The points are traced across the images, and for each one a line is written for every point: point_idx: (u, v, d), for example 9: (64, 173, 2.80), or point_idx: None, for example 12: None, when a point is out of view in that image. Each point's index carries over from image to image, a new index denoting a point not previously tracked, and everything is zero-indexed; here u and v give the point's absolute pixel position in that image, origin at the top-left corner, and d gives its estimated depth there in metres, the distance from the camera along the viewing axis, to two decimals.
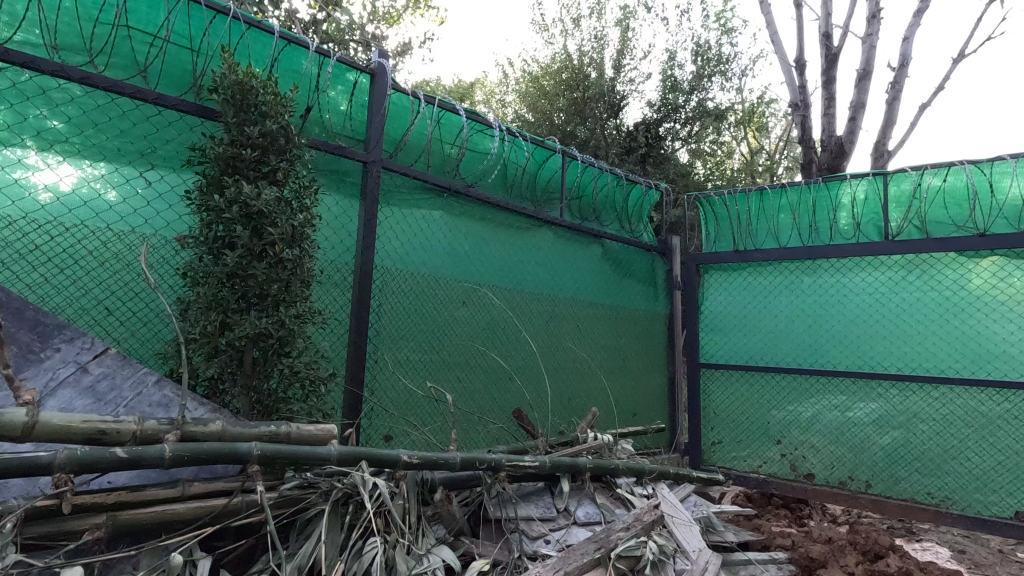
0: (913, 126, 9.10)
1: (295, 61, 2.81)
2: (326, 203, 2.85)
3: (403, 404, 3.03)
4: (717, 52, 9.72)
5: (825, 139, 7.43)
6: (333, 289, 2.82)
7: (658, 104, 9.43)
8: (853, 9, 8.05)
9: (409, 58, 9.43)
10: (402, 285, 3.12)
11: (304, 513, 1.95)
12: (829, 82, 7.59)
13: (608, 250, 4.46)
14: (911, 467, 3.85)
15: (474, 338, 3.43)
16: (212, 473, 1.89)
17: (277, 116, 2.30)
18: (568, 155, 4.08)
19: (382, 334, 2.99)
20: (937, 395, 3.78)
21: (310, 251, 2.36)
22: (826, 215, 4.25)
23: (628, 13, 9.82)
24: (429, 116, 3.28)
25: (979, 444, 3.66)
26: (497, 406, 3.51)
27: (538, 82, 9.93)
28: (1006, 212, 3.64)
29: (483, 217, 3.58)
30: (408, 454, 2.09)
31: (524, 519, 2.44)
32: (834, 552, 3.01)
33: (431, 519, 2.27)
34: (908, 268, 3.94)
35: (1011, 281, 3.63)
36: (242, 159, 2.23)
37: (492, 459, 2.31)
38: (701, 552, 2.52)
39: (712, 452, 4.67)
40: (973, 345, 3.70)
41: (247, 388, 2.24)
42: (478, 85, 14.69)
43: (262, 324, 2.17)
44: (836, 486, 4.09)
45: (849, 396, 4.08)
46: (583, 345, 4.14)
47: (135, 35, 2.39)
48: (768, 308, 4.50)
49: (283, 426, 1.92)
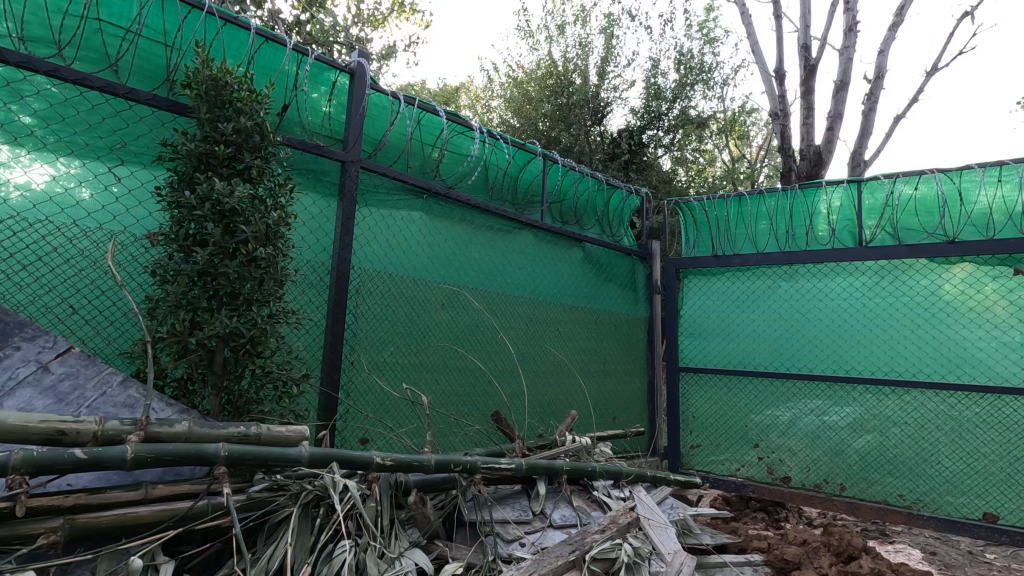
0: (887, 136, 9.35)
1: (272, 59, 2.78)
2: (302, 202, 2.82)
3: (379, 407, 3.00)
4: (699, 61, 9.90)
5: (804, 148, 7.56)
6: (308, 290, 2.78)
7: (642, 112, 9.52)
8: (830, 22, 8.26)
9: (394, 61, 9.40)
10: (380, 286, 3.08)
11: (273, 515, 1.91)
12: (807, 92, 7.74)
13: (589, 254, 4.49)
14: (884, 470, 3.92)
15: (454, 341, 3.41)
16: (178, 475, 1.84)
17: (252, 113, 2.26)
18: (549, 158, 4.10)
19: (358, 336, 2.95)
20: (909, 399, 3.85)
21: (284, 250, 2.32)
22: (803, 221, 4.35)
23: (612, 21, 9.94)
24: (409, 116, 3.27)
25: (949, 447, 3.73)
26: (476, 409, 3.50)
27: (523, 87, 9.98)
28: (975, 219, 3.73)
29: (463, 218, 3.57)
30: (381, 456, 2.07)
31: (499, 522, 2.42)
32: (809, 554, 3.03)
33: (405, 522, 2.23)
34: (882, 273, 4.01)
35: (980, 287, 3.71)
36: (215, 155, 2.19)
37: (467, 462, 2.30)
38: (676, 554, 2.53)
39: (691, 455, 4.70)
40: (944, 350, 3.78)
41: (218, 389, 2.20)
42: (463, 90, 14.75)
43: (233, 323, 2.12)
44: (812, 489, 4.14)
45: (824, 400, 4.14)
46: (563, 348, 4.15)
47: (106, 28, 2.35)
48: (745, 312, 4.55)
49: (253, 427, 1.88)
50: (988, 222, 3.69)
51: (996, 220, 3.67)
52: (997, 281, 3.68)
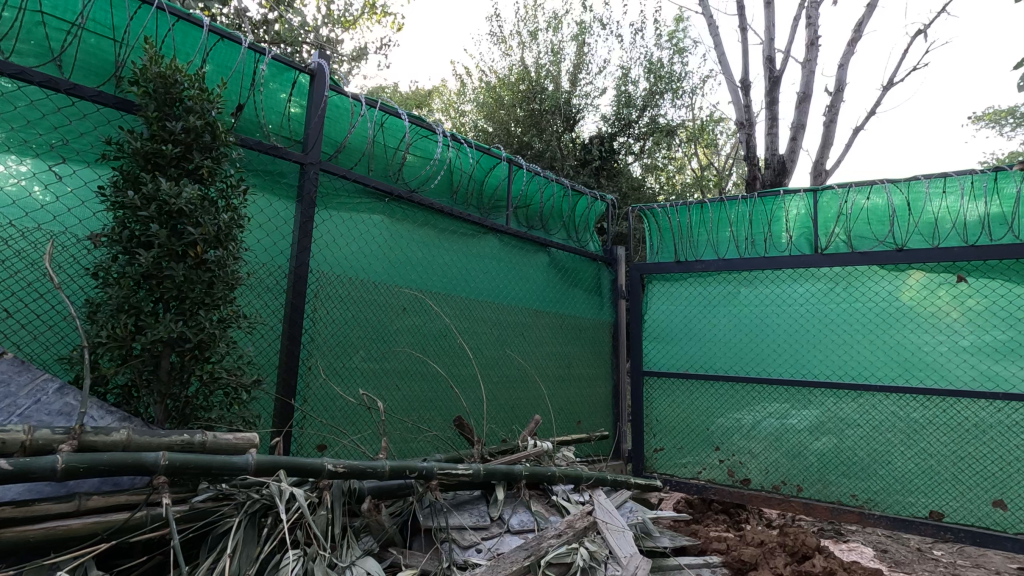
0: (848, 147, 9.69)
1: (228, 57, 2.73)
2: (258, 203, 2.76)
3: (337, 413, 2.95)
4: (669, 70, 10.12)
5: (768, 157, 7.76)
6: (263, 294, 2.72)
7: (613, 119, 9.65)
8: (793, 35, 8.52)
9: (364, 63, 9.31)
10: (340, 289, 3.03)
11: (217, 526, 1.86)
12: (772, 103, 7.96)
13: (554, 259, 4.52)
14: (839, 471, 4.04)
15: (417, 346, 3.38)
16: (116, 485, 1.78)
17: (202, 112, 2.20)
18: (514, 164, 4.12)
19: (316, 341, 2.90)
20: (863, 401, 3.98)
21: (235, 252, 2.26)
22: (762, 228, 4.45)
23: (584, 29, 10.08)
24: (371, 119, 3.25)
25: (900, 448, 3.86)
26: (439, 415, 3.47)
27: (495, 92, 10.01)
28: (922, 228, 3.89)
29: (426, 222, 3.54)
30: (333, 462, 2.04)
31: (456, 528, 2.40)
32: (765, 554, 3.10)
33: (359, 530, 2.21)
34: (837, 280, 4.15)
35: (928, 293, 3.86)
36: (162, 154, 2.12)
37: (423, 467, 2.27)
38: (632, 558, 2.53)
39: (654, 458, 4.76)
40: (894, 354, 3.92)
41: (164, 396, 2.12)
42: (436, 95, 14.76)
43: (179, 328, 2.06)
44: (770, 490, 4.24)
45: (783, 404, 4.24)
46: (527, 352, 4.15)
47: (49, 21, 2.26)
48: (708, 317, 4.62)
49: (198, 434, 1.83)
50: (934, 230, 3.84)
51: (942, 229, 3.83)
52: (945, 288, 3.82)
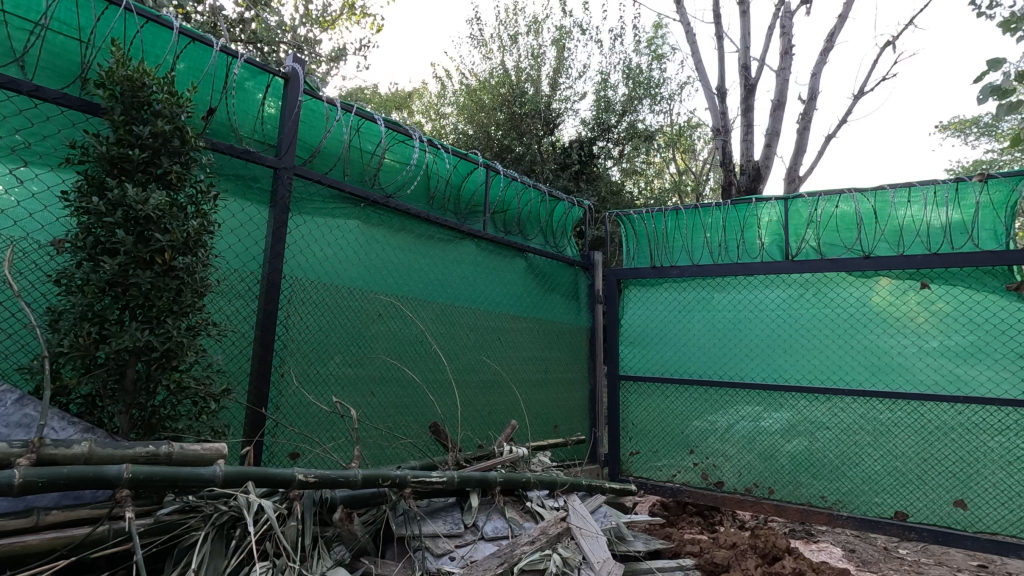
0: (820, 154, 9.92)
1: (199, 60, 2.70)
2: (229, 208, 2.72)
3: (309, 421, 2.91)
4: (647, 76, 10.27)
5: (743, 163, 7.90)
6: (234, 300, 2.69)
7: (592, 123, 9.74)
8: (767, 44, 8.71)
9: (343, 64, 9.22)
10: (314, 295, 3.00)
11: (182, 539, 1.83)
12: (747, 110, 8.11)
13: (532, 264, 4.53)
14: (809, 473, 4.12)
15: (392, 352, 3.36)
16: (78, 499, 1.74)
17: (171, 116, 2.16)
18: (491, 169, 4.13)
19: (289, 347, 2.87)
20: (832, 404, 4.08)
21: (205, 259, 2.23)
22: (735, 234, 4.54)
23: (564, 33, 10.16)
24: (346, 123, 3.23)
25: (867, 450, 3.96)
26: (415, 421, 3.46)
27: (475, 95, 10.02)
28: (888, 236, 4.00)
29: (402, 227, 3.53)
30: (303, 472, 2.02)
31: (429, 536, 2.40)
32: (737, 556, 3.15)
33: (332, 540, 2.19)
34: (807, 286, 4.24)
35: (894, 300, 3.96)
36: (129, 159, 2.08)
37: (396, 476, 2.26)
38: (604, 563, 2.55)
39: (630, 461, 4.81)
40: (862, 358, 4.03)
41: (129, 406, 2.08)
42: (416, 96, 14.68)
43: (145, 338, 2.01)
44: (743, 492, 4.31)
45: (756, 407, 4.32)
46: (504, 357, 4.16)
47: (11, 21, 2.21)
48: (683, 322, 4.68)
49: (164, 445, 1.79)
50: (899, 238, 3.96)
51: (907, 237, 3.94)
52: (910, 294, 3.93)
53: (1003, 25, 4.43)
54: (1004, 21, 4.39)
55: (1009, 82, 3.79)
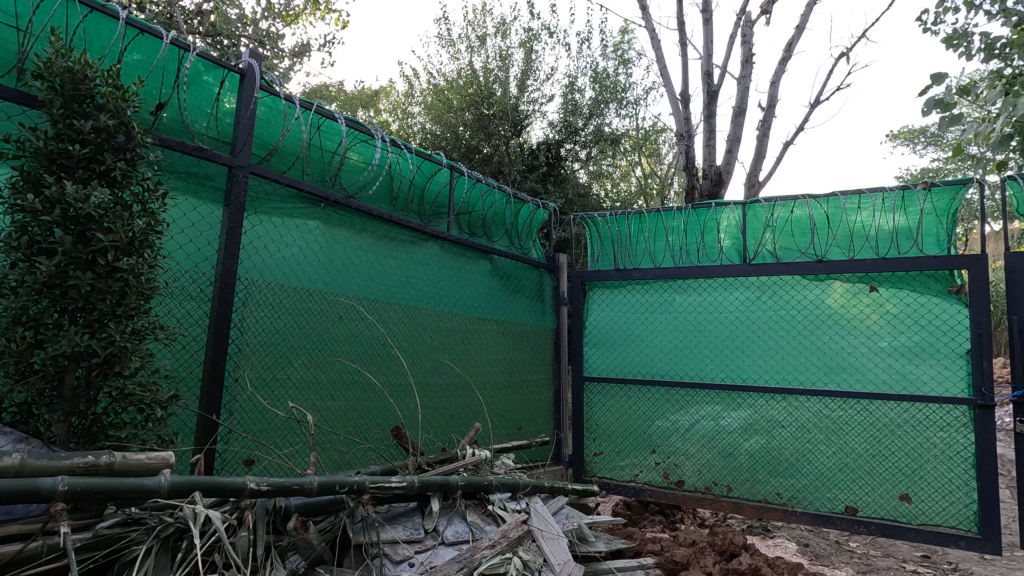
0: (779, 160, 10.24)
1: (147, 53, 2.59)
2: (180, 207, 2.63)
3: (264, 426, 2.84)
4: (614, 81, 10.42)
5: (706, 168, 8.08)
6: (185, 302, 2.61)
7: (560, 126, 9.81)
8: (730, 52, 8.95)
9: (307, 59, 9.03)
10: (270, 297, 2.92)
11: (124, 553, 1.76)
12: (710, 116, 8.31)
13: (496, 266, 4.52)
14: (767, 470, 4.24)
15: (353, 355, 3.30)
16: (8, 514, 1.65)
17: (116, 110, 2.06)
18: (455, 170, 4.10)
19: (243, 351, 2.79)
20: (788, 403, 4.20)
21: (153, 260, 2.14)
22: (696, 237, 4.63)
23: (532, 35, 10.20)
24: (305, 122, 3.16)
25: (819, 448, 4.10)
26: (376, 425, 3.40)
27: (443, 95, 9.96)
28: (840, 240, 4.15)
29: (364, 228, 3.47)
30: (256, 481, 1.96)
31: (388, 542, 2.36)
32: (696, 554, 3.20)
33: (286, 549, 2.14)
34: (764, 289, 4.37)
35: (845, 303, 4.12)
36: (69, 155, 1.98)
37: (354, 482, 2.21)
38: (565, 564, 2.57)
39: (594, 462, 4.85)
40: (816, 358, 4.17)
41: (69, 414, 1.98)
42: (383, 95, 14.51)
43: (85, 342, 1.92)
44: (702, 490, 4.40)
45: (716, 407, 4.41)
46: (469, 359, 4.13)
47: None
48: (646, 323, 4.76)
49: (105, 456, 1.72)
50: (850, 243, 4.11)
51: (857, 242, 4.10)
52: (860, 297, 4.08)
53: (946, 41, 4.67)
54: (948, 37, 4.62)
55: (951, 96, 3.99)
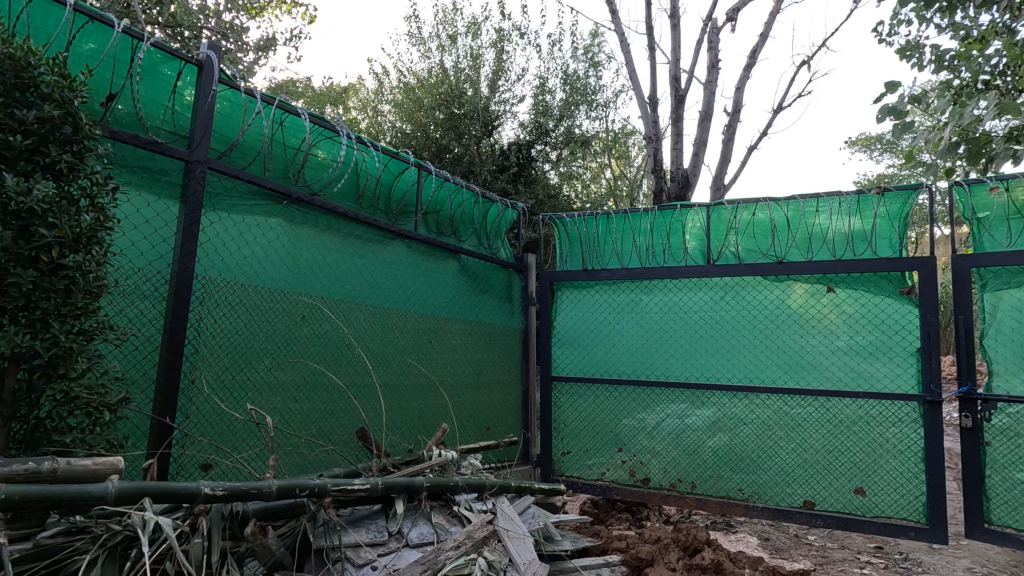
0: (744, 164, 10.51)
1: (97, 41, 2.49)
2: (133, 202, 2.52)
3: (223, 429, 2.76)
4: (584, 83, 10.52)
5: (673, 170, 8.22)
6: (138, 302, 2.52)
7: (530, 126, 9.84)
8: (696, 57, 9.13)
9: (273, 54, 8.83)
10: (229, 296, 2.84)
11: (67, 564, 1.69)
12: (677, 119, 8.46)
13: (464, 266, 4.50)
14: (730, 467, 4.33)
15: (317, 355, 3.23)
16: None
17: (62, 100, 1.97)
18: (423, 169, 4.06)
19: (200, 351, 2.70)
20: (751, 401, 4.30)
21: (102, 256, 2.04)
22: (662, 238, 4.70)
23: (503, 36, 10.21)
24: (267, 116, 3.08)
25: (780, 444, 4.21)
26: (341, 427, 3.34)
27: (413, 93, 9.87)
28: (799, 242, 4.28)
29: (330, 226, 3.40)
30: (211, 485, 1.90)
31: (350, 546, 2.32)
32: (660, 550, 3.25)
33: (244, 556, 2.09)
34: (728, 290, 4.46)
35: (804, 303, 4.24)
36: (10, 146, 1.88)
37: (315, 485, 2.17)
38: (531, 564, 2.57)
39: (562, 461, 4.88)
40: (777, 357, 4.28)
41: (9, 418, 1.91)
42: (352, 91, 14.31)
43: (26, 343, 1.83)
44: (668, 488, 4.47)
45: (681, 405, 4.48)
46: (436, 359, 4.10)
47: None
48: (613, 323, 4.81)
49: (47, 461, 1.61)
50: (809, 245, 4.25)
51: (815, 244, 4.23)
52: (819, 297, 4.21)
53: (899, 52, 4.85)
54: (901, 48, 4.80)
55: (903, 104, 4.14)
